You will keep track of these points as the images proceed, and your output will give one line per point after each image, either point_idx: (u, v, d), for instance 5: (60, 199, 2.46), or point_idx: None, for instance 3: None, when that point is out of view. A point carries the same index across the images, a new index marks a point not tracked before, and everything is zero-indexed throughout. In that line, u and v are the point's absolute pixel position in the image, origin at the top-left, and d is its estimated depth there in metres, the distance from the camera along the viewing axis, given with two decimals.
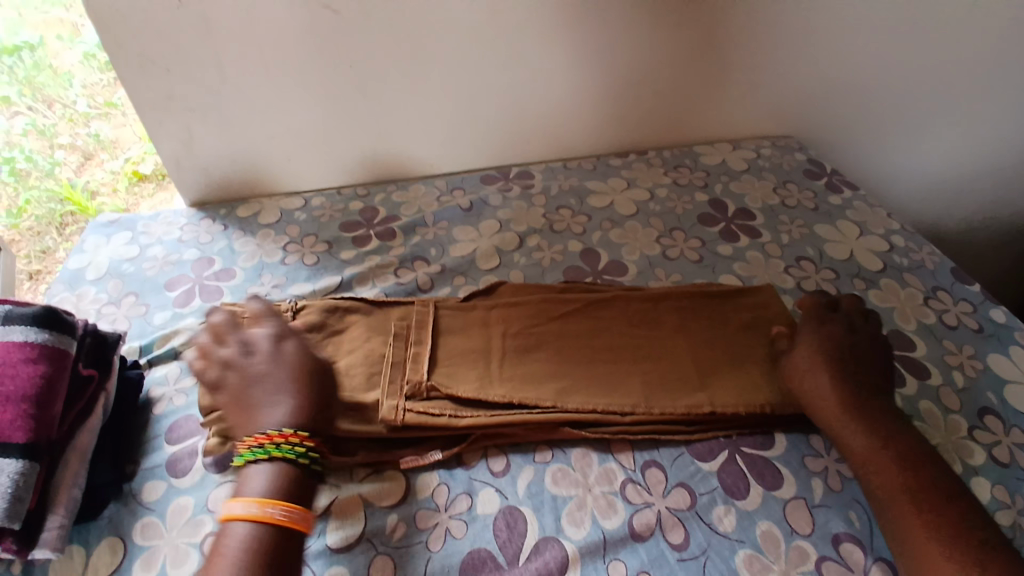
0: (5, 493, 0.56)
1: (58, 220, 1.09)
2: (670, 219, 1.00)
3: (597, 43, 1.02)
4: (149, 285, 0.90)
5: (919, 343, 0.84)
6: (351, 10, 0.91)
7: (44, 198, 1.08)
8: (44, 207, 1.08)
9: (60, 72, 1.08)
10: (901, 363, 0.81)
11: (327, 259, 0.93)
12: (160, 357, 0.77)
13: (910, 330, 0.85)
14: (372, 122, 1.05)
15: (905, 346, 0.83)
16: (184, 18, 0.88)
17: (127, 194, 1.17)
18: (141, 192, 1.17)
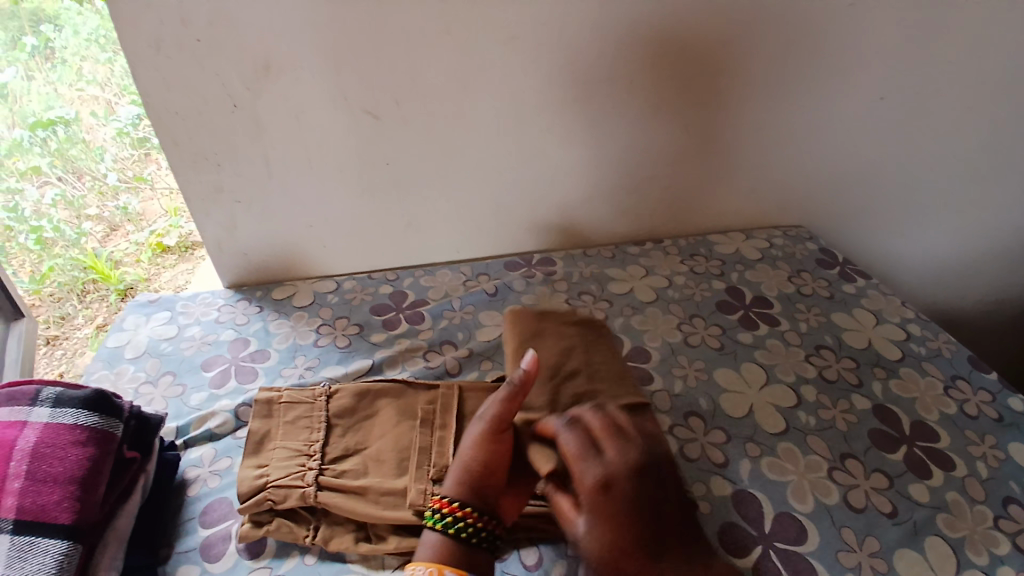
0: (47, 574, 0.58)
1: (80, 287, 1.25)
2: (690, 306, 1.03)
3: (613, 143, 1.10)
4: (186, 365, 0.93)
5: (941, 434, 0.84)
6: (390, 115, 1.00)
7: (68, 267, 1.25)
8: (67, 274, 1.25)
9: (93, 145, 1.32)
10: (925, 453, 0.81)
11: (359, 342, 0.96)
12: (196, 439, 0.78)
13: (932, 421, 0.86)
14: (403, 212, 1.12)
15: (928, 437, 0.83)
16: (237, 123, 0.97)
17: (149, 263, 1.34)
18: (162, 262, 1.34)
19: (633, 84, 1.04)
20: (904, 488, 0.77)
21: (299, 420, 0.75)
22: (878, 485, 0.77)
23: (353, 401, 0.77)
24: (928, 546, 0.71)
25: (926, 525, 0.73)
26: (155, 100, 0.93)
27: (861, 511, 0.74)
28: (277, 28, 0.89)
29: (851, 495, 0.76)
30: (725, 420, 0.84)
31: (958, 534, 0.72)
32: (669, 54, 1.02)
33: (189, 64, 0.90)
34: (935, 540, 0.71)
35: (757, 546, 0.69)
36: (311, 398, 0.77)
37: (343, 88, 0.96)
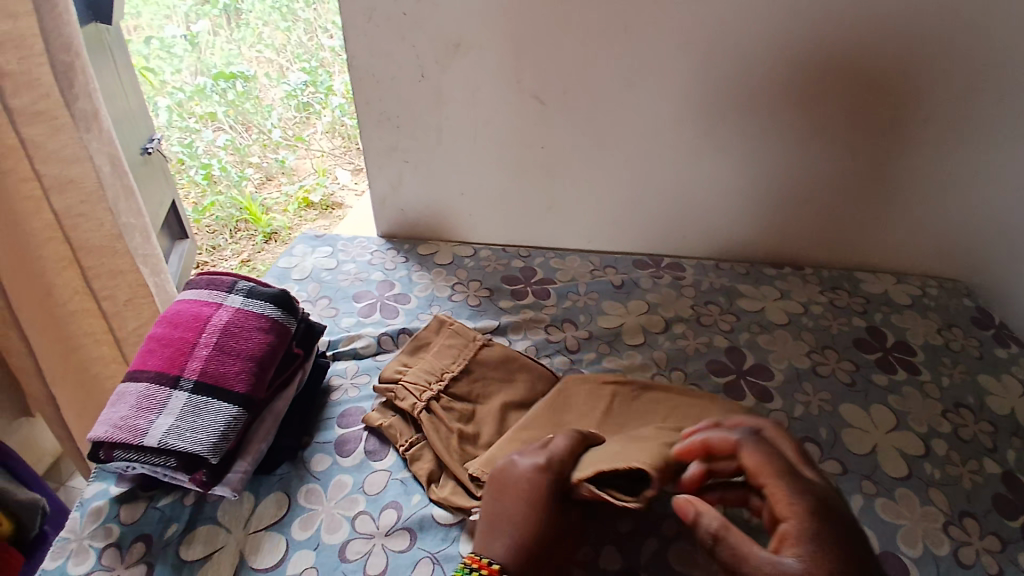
0: (216, 431, 0.64)
1: (233, 224, 1.66)
2: (823, 337, 1.00)
3: (767, 161, 1.09)
4: (340, 293, 1.05)
5: None
6: (555, 102, 1.06)
7: (226, 206, 1.66)
8: (224, 213, 1.66)
9: (265, 103, 1.88)
10: None
11: (488, 304, 1.04)
12: (344, 353, 0.89)
13: None
14: (548, 196, 1.18)
15: None
16: (421, 90, 1.08)
17: (295, 214, 1.72)
18: (305, 214, 1.73)
19: (802, 102, 1.02)
20: (1016, 556, 0.71)
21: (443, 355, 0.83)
22: (989, 546, 0.71)
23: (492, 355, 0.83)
24: None
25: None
26: (360, 62, 1.06)
27: (968, 567, 0.69)
28: (472, 10, 0.98)
29: (961, 551, 0.70)
30: (842, 453, 0.81)
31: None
32: (847, 78, 0.98)
33: (391, 35, 1.02)
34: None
35: None
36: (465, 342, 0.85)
37: (518, 72, 1.04)
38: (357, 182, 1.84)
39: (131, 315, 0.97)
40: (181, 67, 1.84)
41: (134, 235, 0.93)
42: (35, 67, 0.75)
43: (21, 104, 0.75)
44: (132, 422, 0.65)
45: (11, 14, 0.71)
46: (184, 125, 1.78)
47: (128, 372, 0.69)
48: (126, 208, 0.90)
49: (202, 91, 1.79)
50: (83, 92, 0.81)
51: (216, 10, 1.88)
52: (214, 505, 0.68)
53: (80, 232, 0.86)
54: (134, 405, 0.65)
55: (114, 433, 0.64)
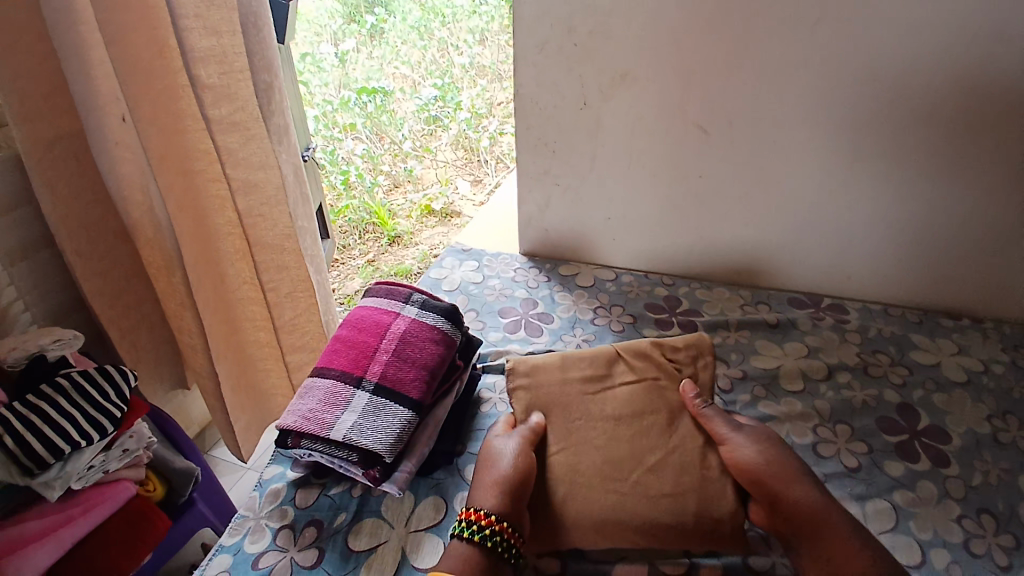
0: (393, 431, 0.70)
1: (363, 226, 1.80)
2: (1005, 400, 0.88)
3: (943, 198, 0.98)
4: (486, 307, 1.10)
5: None
6: (719, 132, 1.03)
7: (359, 208, 1.80)
8: (355, 214, 1.80)
9: (398, 116, 2.00)
10: None
11: (632, 331, 1.03)
12: (493, 367, 0.93)
13: None
14: (693, 226, 1.15)
15: None
16: (581, 116, 1.10)
17: (418, 220, 1.88)
18: (426, 221, 1.87)
19: (999, 139, 0.91)
20: None
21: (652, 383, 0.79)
22: None
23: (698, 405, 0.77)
24: None
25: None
26: (524, 90, 1.11)
27: None
28: (637, 36, 0.99)
29: None
30: (1022, 530, 0.71)
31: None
32: None
33: (556, 63, 1.06)
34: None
35: None
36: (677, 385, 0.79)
37: (682, 99, 1.02)
38: (476, 193, 1.99)
39: (288, 307, 1.09)
40: (329, 80, 1.98)
41: (307, 238, 1.08)
42: (233, 82, 0.86)
43: (220, 113, 0.86)
44: (319, 415, 0.72)
45: (215, 31, 0.82)
46: (329, 134, 1.90)
47: (316, 368, 0.78)
48: (302, 212, 1.05)
49: (345, 103, 1.91)
50: (278, 108, 0.96)
51: (363, 30, 2.07)
52: (378, 500, 0.74)
53: (257, 230, 0.98)
54: (322, 399, 0.73)
55: (303, 423, 0.71)
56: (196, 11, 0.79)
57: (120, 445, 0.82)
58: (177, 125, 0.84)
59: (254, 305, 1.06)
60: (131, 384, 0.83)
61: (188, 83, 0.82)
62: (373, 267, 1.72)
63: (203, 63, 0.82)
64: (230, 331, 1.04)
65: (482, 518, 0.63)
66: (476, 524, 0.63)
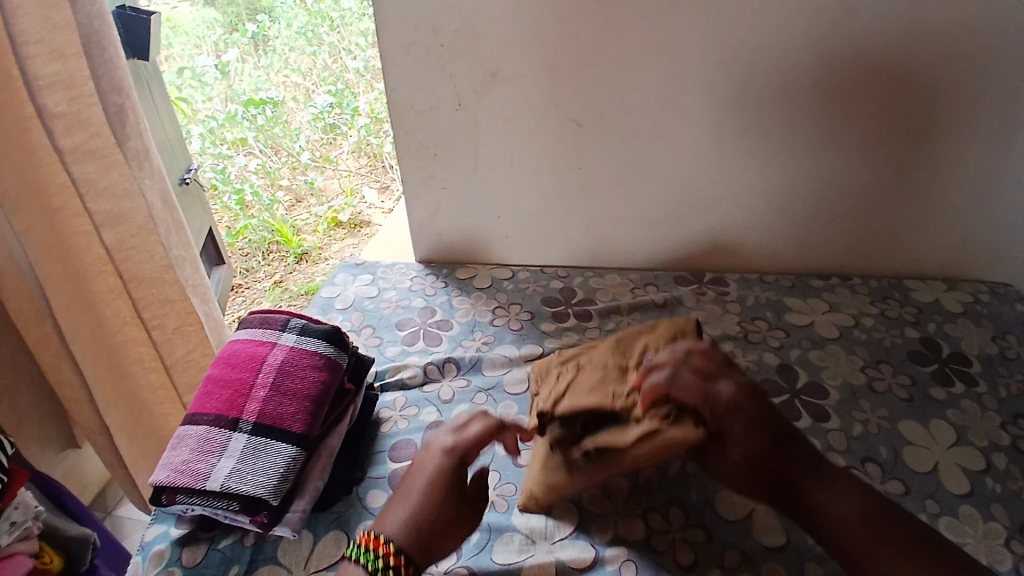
0: (278, 472, 0.68)
1: (266, 246, 1.69)
2: (876, 350, 0.96)
3: (802, 170, 1.06)
4: (383, 322, 1.07)
5: None
6: (591, 123, 1.06)
7: (260, 228, 1.68)
8: (257, 234, 1.68)
9: (292, 127, 1.88)
10: None
11: (530, 328, 1.03)
12: (391, 385, 0.90)
13: None
14: (582, 218, 1.18)
15: None
16: (458, 119, 1.09)
17: (325, 233, 1.77)
18: (334, 234, 1.77)
19: (846, 113, 1.00)
20: None
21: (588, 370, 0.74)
22: None
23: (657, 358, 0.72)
24: None
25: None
26: (397, 95, 1.08)
27: None
28: (515, 35, 0.99)
29: None
30: (905, 472, 0.78)
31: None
32: (896, 91, 0.97)
33: (431, 65, 1.04)
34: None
35: None
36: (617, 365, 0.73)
37: (555, 97, 1.04)
38: (384, 200, 1.89)
39: (180, 343, 0.95)
40: (212, 95, 1.85)
41: (185, 266, 0.94)
42: (86, 108, 0.75)
43: (73, 142, 0.76)
44: (193, 465, 0.69)
45: (60, 55, 0.72)
46: (216, 151, 1.77)
47: (188, 414, 0.74)
48: (176, 242, 0.91)
49: (232, 118, 1.78)
50: (134, 130, 0.83)
51: (246, 39, 1.96)
52: (272, 544, 0.69)
53: (132, 263, 0.86)
54: (196, 448, 0.69)
55: (178, 477, 0.67)
56: (37, 34, 0.70)
57: (7, 517, 0.72)
58: (30, 160, 0.74)
59: (140, 346, 0.93)
60: (10, 450, 0.72)
61: (33, 114, 0.73)
62: (279, 288, 1.62)
63: (49, 90, 0.73)
64: (119, 376, 0.92)
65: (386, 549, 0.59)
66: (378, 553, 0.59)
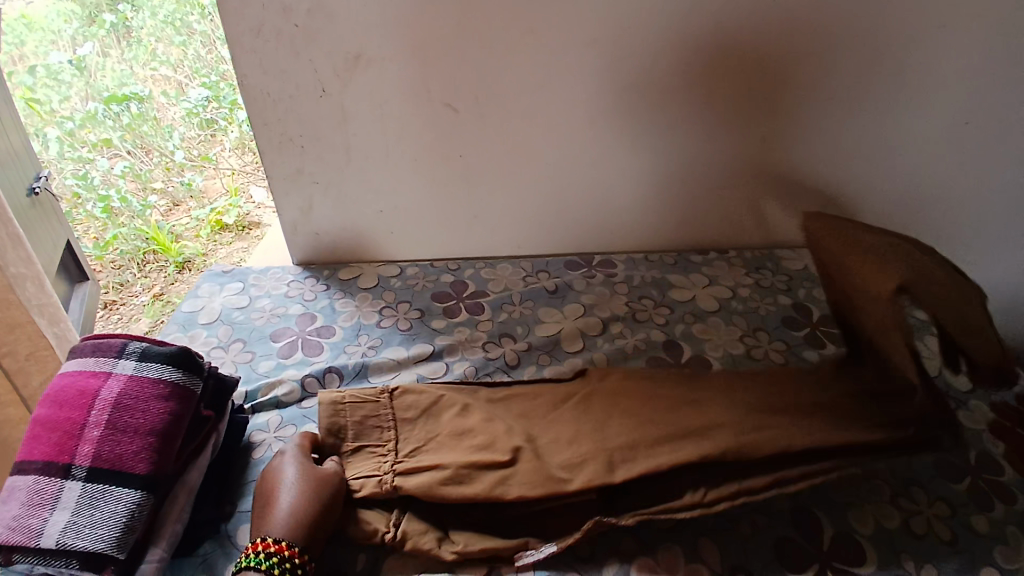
0: (120, 521, 0.62)
1: (141, 257, 1.36)
2: (753, 319, 1.01)
3: (677, 150, 1.09)
4: (255, 334, 0.98)
5: (1009, 468, 0.80)
6: (467, 109, 1.02)
7: (132, 236, 1.36)
8: (130, 244, 1.36)
9: (162, 124, 1.57)
10: (990, 485, 0.77)
11: (419, 327, 0.97)
12: (263, 404, 0.85)
13: (1000, 453, 0.82)
14: (469, 206, 1.13)
15: (994, 469, 0.79)
16: (323, 106, 1.00)
17: (207, 238, 1.47)
18: (220, 238, 1.48)
19: (711, 93, 1.04)
20: (966, 519, 0.73)
21: (527, 398, 0.82)
22: (939, 512, 0.74)
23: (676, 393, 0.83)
24: None
25: (983, 555, 0.69)
26: (252, 83, 0.98)
27: (921, 537, 0.71)
28: (379, 15, 0.92)
29: (912, 522, 0.72)
30: None
31: (1016, 565, 0.68)
32: (755, 69, 1.01)
33: (286, 48, 0.95)
34: (991, 570, 0.68)
35: (826, 536, 0.70)
36: (551, 391, 0.83)
37: (427, 81, 0.99)
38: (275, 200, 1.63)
39: (34, 372, 0.82)
40: (70, 94, 1.44)
41: (29, 285, 0.77)
42: None
43: None
44: (23, 522, 0.61)
45: None
46: (76, 155, 1.42)
47: (13, 464, 0.65)
48: (16, 257, 0.74)
49: (92, 116, 1.45)
50: None
51: (107, 29, 1.56)
52: None
53: None
54: (25, 502, 0.62)
55: (7, 536, 0.60)
56: None
57: None
58: None
59: None
60: None
61: None
62: (164, 301, 1.30)
63: None
64: None
65: (276, 546, 0.61)
66: (263, 552, 0.60)
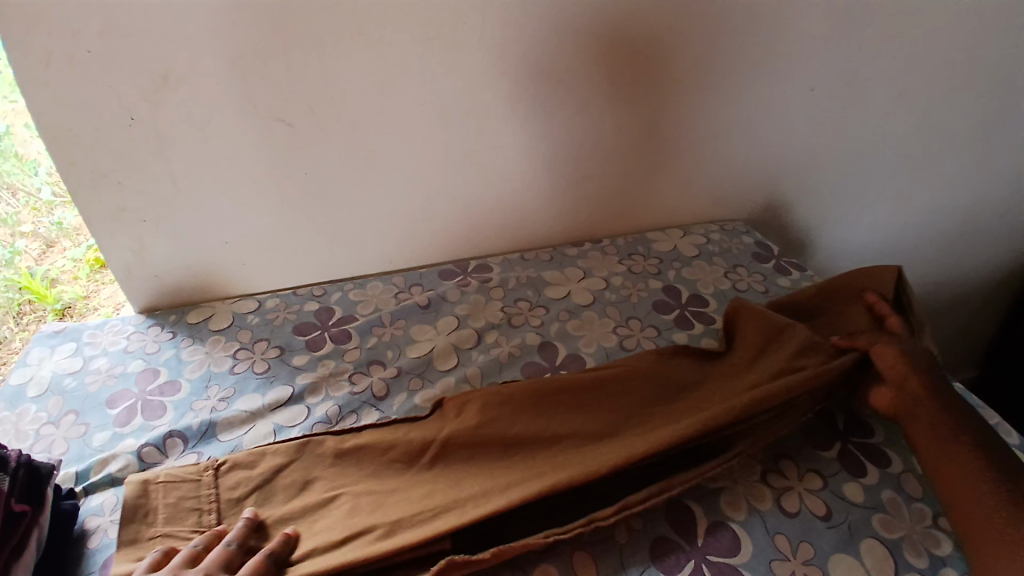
0: None
1: (15, 308, 1.12)
2: (626, 308, 1.01)
3: (540, 138, 1.07)
4: (88, 402, 0.86)
5: (878, 429, 0.84)
6: (305, 123, 0.94)
7: (1, 287, 1.11)
8: (1, 295, 1.11)
9: (26, 159, 1.11)
10: (860, 450, 0.81)
11: (278, 367, 0.89)
12: (97, 484, 0.75)
13: (868, 415, 0.86)
14: (328, 225, 1.06)
15: (863, 432, 0.84)
16: (137, 135, 0.89)
17: (87, 280, 1.19)
18: (101, 278, 1.19)
19: (561, 82, 1.02)
20: (839, 488, 0.76)
21: (377, 450, 0.75)
22: (811, 485, 0.76)
23: (537, 416, 0.80)
24: (863, 548, 0.69)
25: (861, 527, 0.72)
26: (41, 116, 0.84)
27: (795, 515, 0.73)
28: (183, 31, 0.82)
29: (785, 499, 0.74)
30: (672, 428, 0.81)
31: (895, 534, 0.71)
32: (600, 56, 1.01)
33: (74, 75, 0.82)
34: (871, 541, 0.70)
35: (700, 527, 0.71)
36: (404, 439, 0.76)
37: (252, 96, 0.90)
38: None
39: None
40: None
41: None
42: None
43: None
44: None
45: None
46: None
47: None
48: None
49: None
50: None
51: None
52: None
53: None
54: None
55: None
56: None
57: None
58: None
59: None
60: None
61: None
62: None
63: None
64: None
65: None
66: None
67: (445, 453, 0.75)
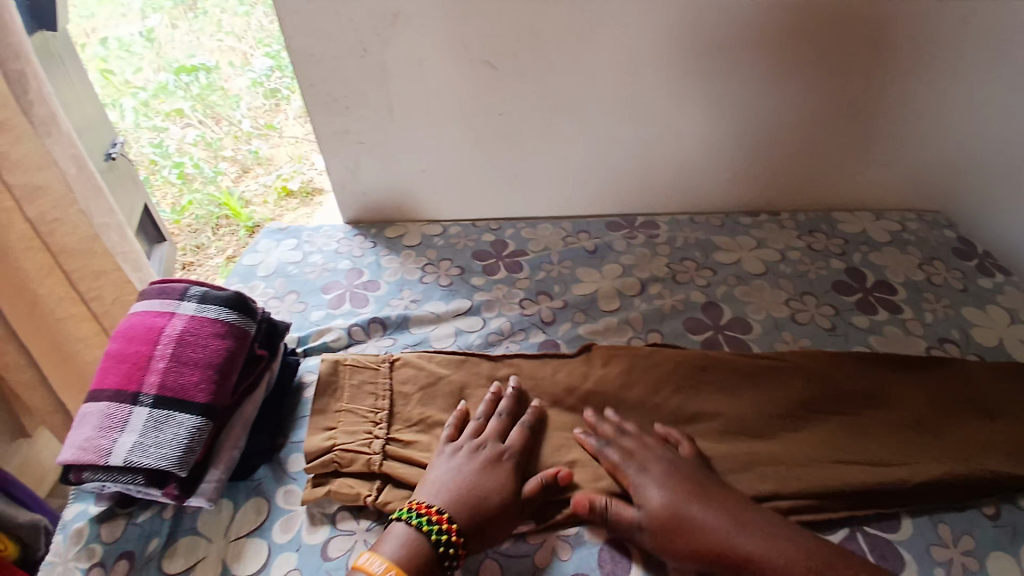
0: (182, 443, 0.69)
1: (214, 221, 1.41)
2: (801, 283, 0.98)
3: (731, 97, 1.04)
4: (307, 287, 1.03)
5: None
6: (506, 66, 1.01)
7: (204, 202, 1.44)
8: (203, 209, 1.43)
9: (229, 95, 1.61)
10: None
11: (460, 284, 1.00)
12: (314, 348, 0.91)
13: None
14: (510, 165, 1.14)
15: None
16: (365, 67, 1.02)
17: (275, 205, 1.46)
18: (286, 204, 1.45)
19: (763, 34, 0.97)
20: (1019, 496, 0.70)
21: (525, 379, 0.80)
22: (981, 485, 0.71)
23: (681, 376, 0.80)
24: None
25: None
26: (296, 44, 1.00)
27: (962, 507, 0.69)
28: None
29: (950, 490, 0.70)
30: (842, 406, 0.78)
31: None
32: (812, 13, 0.94)
33: (326, 10, 0.96)
34: None
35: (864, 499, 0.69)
36: (550, 376, 0.80)
37: (464, 36, 0.99)
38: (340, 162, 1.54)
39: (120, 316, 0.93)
40: (143, 67, 1.57)
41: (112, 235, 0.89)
42: None
43: None
44: (98, 442, 0.69)
45: None
46: (153, 125, 1.55)
47: (89, 391, 0.73)
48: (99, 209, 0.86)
49: (164, 88, 1.56)
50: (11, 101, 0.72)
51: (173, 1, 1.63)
52: (191, 517, 0.71)
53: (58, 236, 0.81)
54: (100, 424, 0.70)
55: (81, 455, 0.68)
56: None
57: None
58: None
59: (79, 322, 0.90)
60: None
61: None
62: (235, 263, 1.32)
63: None
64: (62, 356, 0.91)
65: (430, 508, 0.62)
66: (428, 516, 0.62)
67: (586, 399, 0.78)
